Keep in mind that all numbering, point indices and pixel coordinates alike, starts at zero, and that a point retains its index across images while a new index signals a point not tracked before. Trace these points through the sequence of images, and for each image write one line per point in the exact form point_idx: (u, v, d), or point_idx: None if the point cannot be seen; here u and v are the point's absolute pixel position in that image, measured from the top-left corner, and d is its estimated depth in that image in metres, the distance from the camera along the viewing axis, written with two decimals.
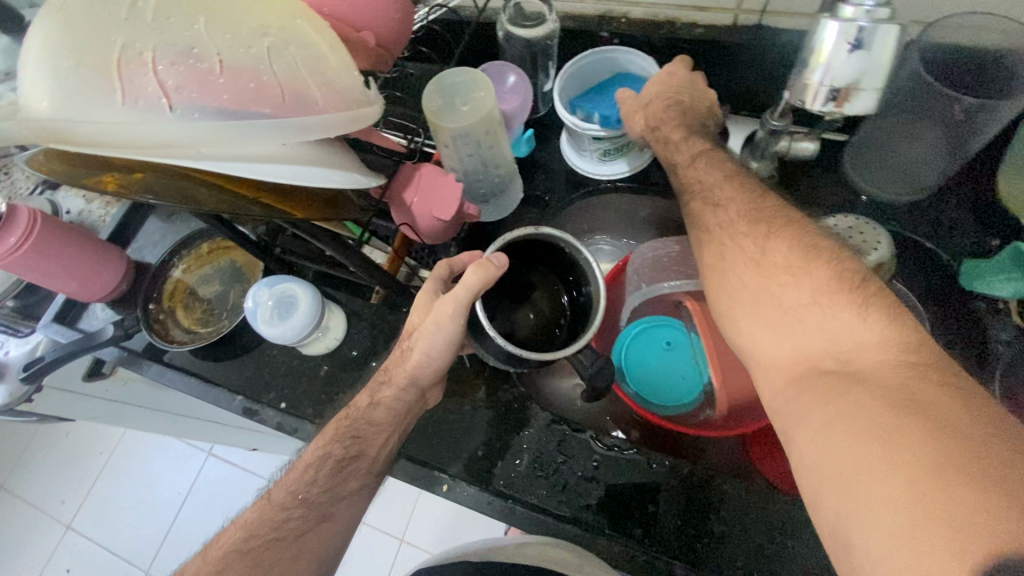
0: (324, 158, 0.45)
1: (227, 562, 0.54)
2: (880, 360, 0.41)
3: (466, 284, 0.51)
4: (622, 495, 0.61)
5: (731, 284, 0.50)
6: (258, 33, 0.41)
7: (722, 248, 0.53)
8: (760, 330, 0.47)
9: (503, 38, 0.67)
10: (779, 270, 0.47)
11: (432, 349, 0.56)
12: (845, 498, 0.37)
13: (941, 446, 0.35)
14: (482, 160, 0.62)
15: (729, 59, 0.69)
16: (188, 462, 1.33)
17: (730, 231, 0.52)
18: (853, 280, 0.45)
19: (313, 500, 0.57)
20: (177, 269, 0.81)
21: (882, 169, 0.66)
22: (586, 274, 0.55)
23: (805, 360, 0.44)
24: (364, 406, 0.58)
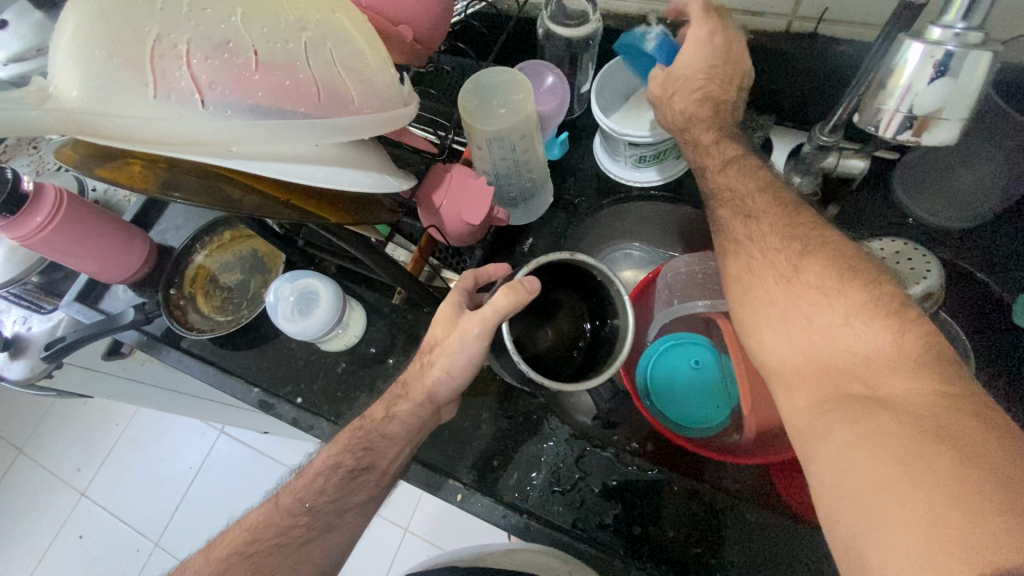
0: (357, 160, 0.43)
1: (229, 564, 0.55)
2: (916, 389, 0.39)
3: (496, 305, 0.50)
4: (641, 519, 0.60)
5: (758, 299, 0.48)
6: (297, 27, 0.39)
7: (750, 265, 0.50)
8: (787, 349, 0.45)
9: (543, 35, 0.64)
10: (812, 289, 0.45)
11: (452, 367, 0.55)
12: (861, 518, 0.35)
13: (966, 475, 0.33)
14: (515, 164, 0.60)
15: (778, 67, 0.65)
16: (200, 440, 1.34)
17: (762, 246, 0.49)
18: (891, 307, 0.42)
19: (318, 512, 0.56)
20: (199, 254, 0.81)
21: (937, 194, 0.63)
22: (614, 307, 0.53)
23: (828, 380, 0.42)
24: (378, 419, 0.57)
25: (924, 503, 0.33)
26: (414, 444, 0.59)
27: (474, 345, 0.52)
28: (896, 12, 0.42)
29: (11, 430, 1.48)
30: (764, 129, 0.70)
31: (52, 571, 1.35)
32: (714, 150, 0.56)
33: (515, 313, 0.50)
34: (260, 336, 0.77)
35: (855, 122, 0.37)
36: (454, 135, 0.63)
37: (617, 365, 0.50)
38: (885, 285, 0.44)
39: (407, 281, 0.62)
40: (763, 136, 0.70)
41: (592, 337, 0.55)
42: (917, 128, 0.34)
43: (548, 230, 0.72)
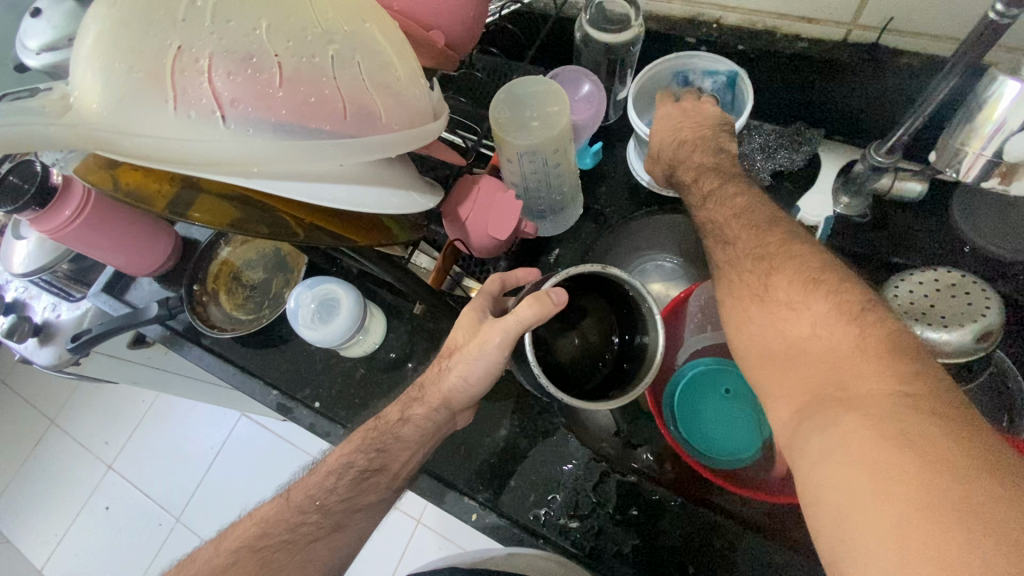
0: (381, 176, 0.41)
1: (238, 557, 0.53)
2: (879, 391, 0.34)
3: (520, 316, 0.47)
4: (660, 550, 0.58)
5: (739, 318, 0.44)
6: (324, 40, 0.37)
7: (728, 283, 0.46)
8: (766, 368, 0.41)
9: (581, 39, 0.61)
10: (781, 304, 0.41)
11: (470, 375, 0.52)
12: (837, 531, 0.32)
13: (936, 487, 0.29)
14: (546, 177, 0.57)
15: (834, 79, 0.61)
16: (219, 425, 1.35)
17: (736, 270, 0.45)
18: (853, 311, 0.38)
19: (329, 510, 0.54)
20: (223, 249, 0.80)
21: (998, 222, 0.59)
22: (643, 320, 0.49)
23: (805, 387, 0.38)
24: (392, 421, 0.55)
25: (893, 518, 0.30)
26: (427, 448, 0.57)
27: (497, 356, 0.50)
28: (973, 34, 0.38)
29: (44, 402, 1.53)
30: (813, 145, 0.65)
31: (81, 537, 1.39)
32: (693, 188, 0.53)
33: (539, 323, 0.47)
34: (280, 337, 0.76)
35: (932, 163, 0.39)
36: (482, 141, 0.61)
37: (645, 384, 0.46)
38: (854, 289, 0.39)
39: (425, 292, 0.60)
40: (811, 150, 0.65)
41: (620, 351, 0.52)
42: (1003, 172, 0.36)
43: (576, 240, 0.70)
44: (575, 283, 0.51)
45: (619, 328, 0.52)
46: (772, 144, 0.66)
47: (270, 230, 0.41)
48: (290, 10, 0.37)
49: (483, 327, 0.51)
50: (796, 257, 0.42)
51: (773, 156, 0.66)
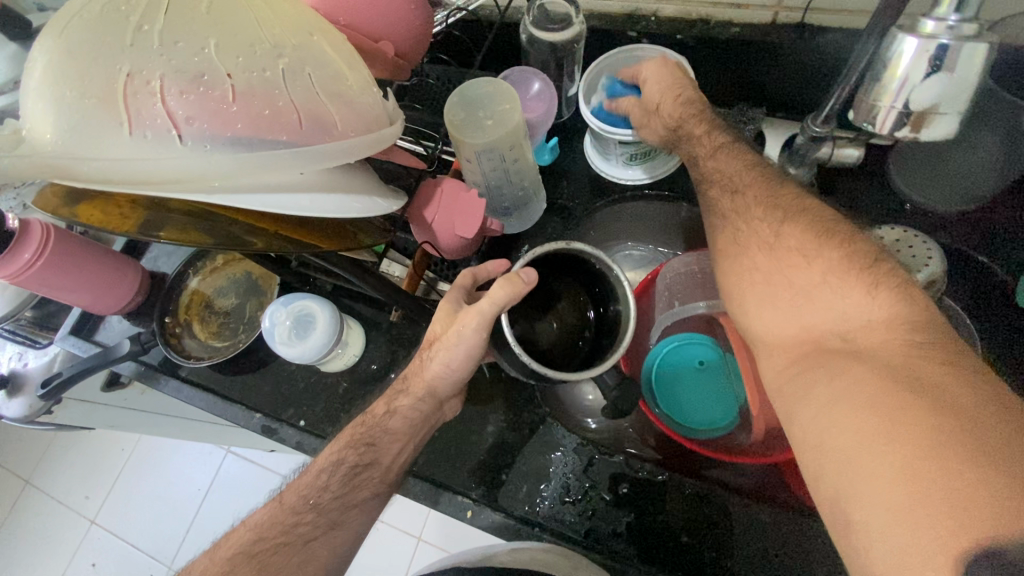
0: (341, 182, 0.42)
1: (234, 564, 0.51)
2: (889, 340, 0.38)
3: (494, 299, 0.48)
4: (653, 524, 0.59)
5: (745, 268, 0.47)
6: (273, 54, 0.38)
7: (736, 232, 0.49)
8: (773, 320, 0.44)
9: (526, 41, 0.63)
10: (792, 254, 0.44)
11: (451, 361, 0.53)
12: (843, 469, 0.35)
13: (939, 425, 0.32)
14: (506, 174, 0.58)
15: (770, 59, 0.64)
16: (205, 466, 1.32)
17: (747, 217, 0.49)
18: (865, 261, 0.42)
19: (325, 506, 0.53)
20: (193, 279, 0.80)
21: (933, 178, 0.62)
22: (613, 291, 0.51)
23: (811, 336, 0.41)
24: (380, 414, 0.56)
25: (898, 454, 0.32)
26: (417, 440, 0.58)
27: (477, 339, 0.51)
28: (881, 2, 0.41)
29: (17, 461, 1.47)
30: (756, 122, 0.69)
31: None
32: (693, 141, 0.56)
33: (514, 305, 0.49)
34: (258, 360, 0.76)
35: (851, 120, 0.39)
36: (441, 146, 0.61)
37: (622, 350, 0.49)
38: (863, 245, 0.43)
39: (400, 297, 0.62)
40: (756, 128, 0.69)
41: (597, 326, 0.53)
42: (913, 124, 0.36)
43: (543, 236, 0.71)
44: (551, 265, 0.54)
45: (592, 302, 0.54)
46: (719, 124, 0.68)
47: (222, 241, 0.40)
48: (238, 24, 0.38)
49: (459, 314, 0.52)
50: (808, 210, 0.46)
51: None
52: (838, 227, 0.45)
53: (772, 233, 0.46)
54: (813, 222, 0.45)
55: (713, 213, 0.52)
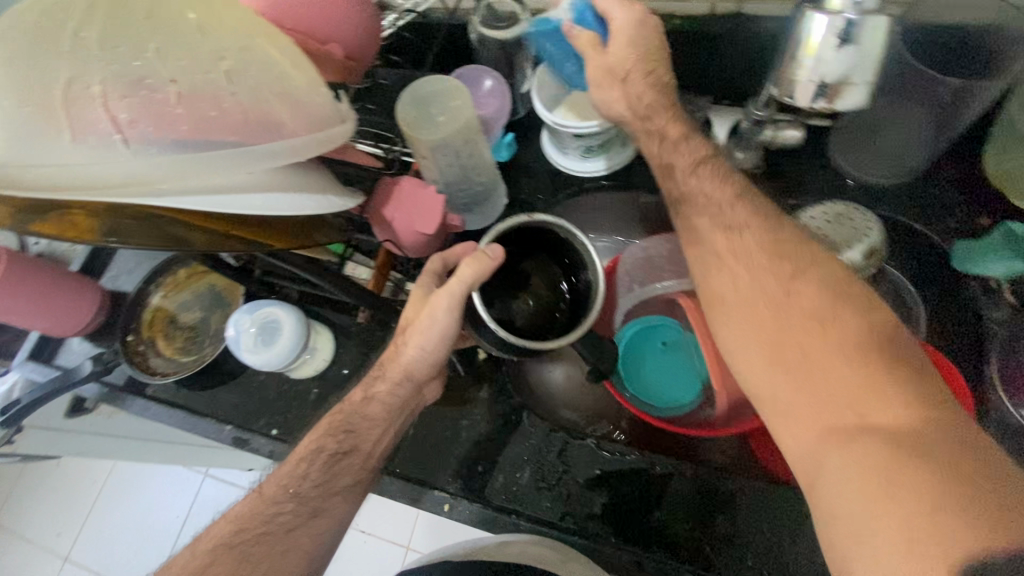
0: (293, 182, 0.43)
1: (216, 557, 0.52)
2: (898, 410, 0.39)
3: (461, 277, 0.49)
4: (626, 502, 0.60)
5: (751, 323, 0.46)
6: (215, 56, 0.38)
7: (737, 281, 0.48)
8: (782, 384, 0.44)
9: (476, 40, 0.65)
10: (806, 318, 0.44)
11: (426, 343, 0.53)
12: (861, 548, 0.36)
13: (953, 507, 0.34)
14: (463, 170, 0.59)
15: (712, 48, 0.67)
16: (180, 494, 1.28)
17: (750, 267, 0.48)
18: (872, 331, 0.43)
19: (304, 496, 0.54)
20: (154, 295, 0.78)
21: (871, 154, 0.65)
22: (581, 258, 0.52)
23: (822, 405, 0.41)
24: (357, 401, 0.55)
25: (916, 539, 0.34)
26: (397, 426, 0.58)
27: (448, 319, 0.51)
28: None
29: None
30: (703, 111, 0.71)
31: None
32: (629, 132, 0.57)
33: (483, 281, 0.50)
34: (226, 372, 0.75)
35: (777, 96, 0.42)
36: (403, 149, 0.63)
37: (596, 312, 0.50)
38: (867, 310, 0.44)
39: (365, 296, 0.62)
40: (704, 116, 0.71)
41: (572, 296, 0.54)
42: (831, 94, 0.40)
43: None
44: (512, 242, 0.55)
45: (564, 274, 0.55)
46: None
47: (161, 238, 0.39)
48: (178, 21, 0.38)
49: (431, 297, 0.52)
50: (813, 266, 0.47)
51: None
52: (840, 278, 0.46)
53: (781, 292, 0.46)
54: (814, 271, 0.46)
55: (700, 242, 0.51)
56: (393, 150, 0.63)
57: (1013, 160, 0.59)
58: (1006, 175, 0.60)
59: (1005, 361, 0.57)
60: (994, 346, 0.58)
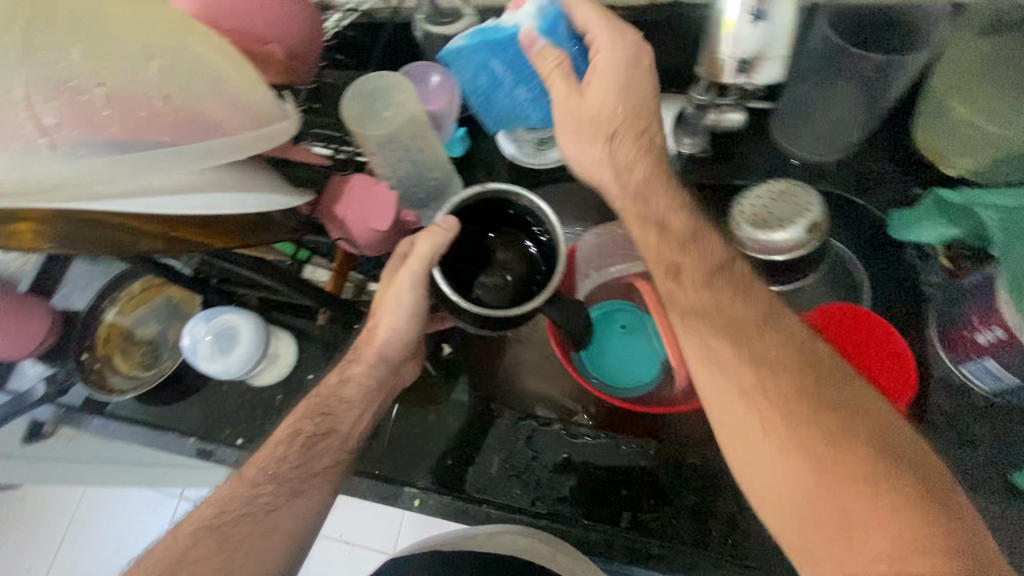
0: (236, 181, 0.43)
1: (199, 537, 0.50)
2: (916, 545, 0.38)
3: (420, 252, 0.51)
4: (594, 483, 0.61)
5: (785, 471, 0.42)
6: (144, 56, 0.38)
7: (770, 430, 0.43)
8: (796, 514, 0.42)
9: (421, 38, 0.65)
10: (856, 484, 0.40)
11: (398, 324, 0.55)
12: None
13: None
14: (415, 167, 0.59)
15: (654, 37, 0.68)
16: (146, 522, 1.20)
17: (784, 415, 0.43)
18: (882, 448, 0.41)
19: (283, 475, 0.53)
20: (108, 312, 0.76)
21: (810, 133, 0.67)
22: (543, 224, 0.52)
23: (838, 538, 0.40)
24: (333, 384, 0.56)
25: None
26: (376, 406, 0.58)
27: (414, 298, 0.53)
28: None
29: None
30: None
31: None
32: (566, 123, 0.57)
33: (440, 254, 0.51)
34: (188, 384, 0.73)
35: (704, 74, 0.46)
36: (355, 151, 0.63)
37: (559, 274, 0.50)
38: (874, 421, 0.42)
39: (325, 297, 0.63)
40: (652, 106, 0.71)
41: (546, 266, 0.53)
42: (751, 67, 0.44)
43: None
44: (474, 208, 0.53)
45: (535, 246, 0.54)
46: None
47: (111, 245, 0.40)
48: (102, 18, 0.37)
49: (397, 275, 0.54)
50: (815, 372, 0.44)
51: None
52: (845, 387, 0.44)
53: (787, 404, 0.43)
54: (818, 380, 0.44)
55: (718, 367, 0.46)
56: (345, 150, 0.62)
57: (935, 135, 0.61)
58: (931, 143, 0.62)
59: (942, 322, 0.59)
60: (931, 309, 0.61)
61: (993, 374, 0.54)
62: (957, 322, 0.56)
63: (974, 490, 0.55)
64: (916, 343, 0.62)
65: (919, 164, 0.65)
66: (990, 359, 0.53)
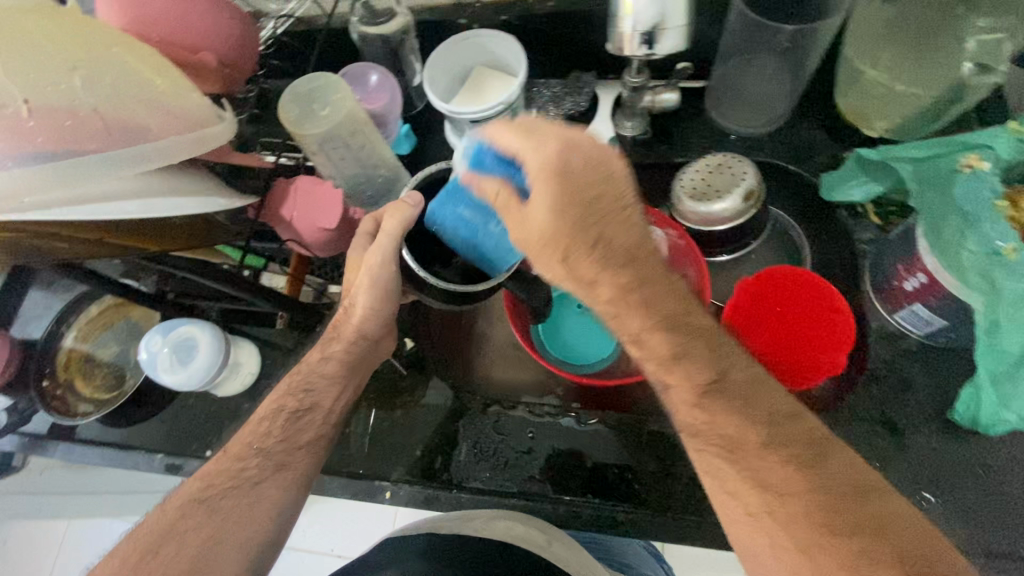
0: (171, 186, 0.43)
1: (185, 510, 0.50)
2: None
3: (386, 231, 0.51)
4: (560, 459, 0.63)
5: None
6: (67, 66, 0.38)
7: (778, 552, 0.39)
8: None
9: (359, 39, 0.67)
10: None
11: (371, 303, 0.55)
12: None
13: None
14: (358, 162, 0.60)
15: (586, 26, 0.71)
16: (85, 557, 1.16)
17: (794, 534, 0.38)
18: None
19: (271, 450, 0.53)
20: (68, 337, 0.75)
21: (741, 107, 0.70)
22: None
23: None
24: (314, 360, 0.56)
25: None
26: (351, 385, 0.59)
27: (386, 275, 0.53)
28: None
29: None
30: (590, 86, 0.74)
31: None
32: None
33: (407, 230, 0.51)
34: (152, 402, 0.73)
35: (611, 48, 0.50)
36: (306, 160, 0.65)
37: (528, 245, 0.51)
38: (888, 540, 0.37)
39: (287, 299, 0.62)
40: (591, 92, 0.74)
41: None
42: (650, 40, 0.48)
43: None
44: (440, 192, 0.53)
45: None
46: (558, 94, 0.74)
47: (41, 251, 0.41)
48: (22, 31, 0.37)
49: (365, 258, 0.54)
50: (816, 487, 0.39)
51: (563, 102, 0.74)
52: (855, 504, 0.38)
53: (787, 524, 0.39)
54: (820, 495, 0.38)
55: (719, 478, 0.42)
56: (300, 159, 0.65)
57: (855, 101, 0.64)
58: (852, 109, 0.65)
59: (874, 275, 0.62)
60: (865, 264, 0.64)
61: (923, 319, 0.56)
62: (886, 273, 0.59)
63: (916, 433, 0.57)
64: (854, 300, 0.65)
65: (846, 131, 0.67)
66: (918, 305, 0.55)
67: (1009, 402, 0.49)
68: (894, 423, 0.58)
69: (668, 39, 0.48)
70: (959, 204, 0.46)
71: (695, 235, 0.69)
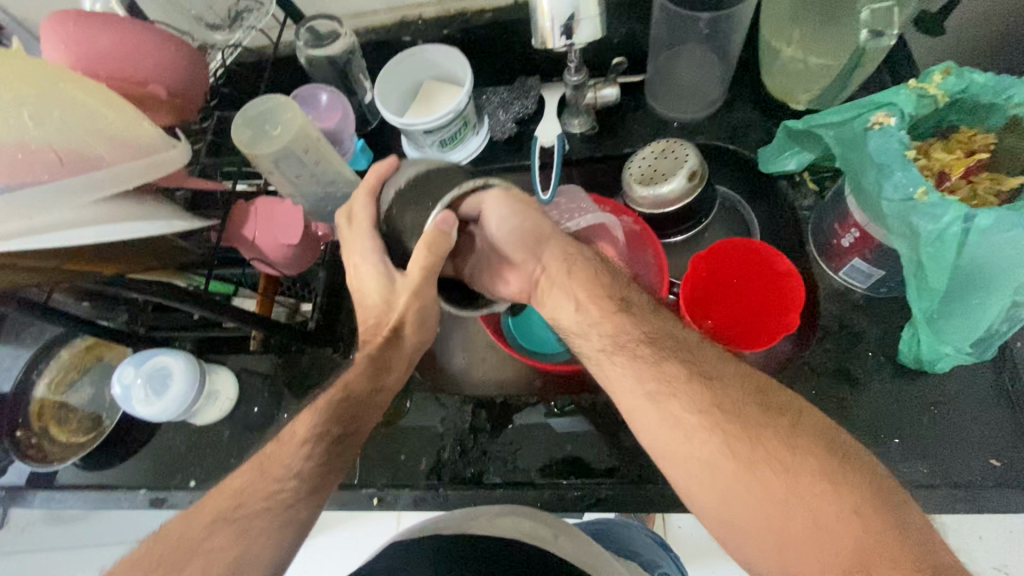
0: (131, 212, 0.45)
1: (214, 528, 0.49)
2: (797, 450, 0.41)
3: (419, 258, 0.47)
4: (541, 444, 0.65)
5: (725, 468, 0.42)
6: (15, 104, 0.39)
7: (729, 450, 0.42)
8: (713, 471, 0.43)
9: (307, 63, 0.70)
10: (815, 478, 0.40)
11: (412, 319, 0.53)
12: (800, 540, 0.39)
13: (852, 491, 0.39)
14: (317, 179, 0.62)
15: (525, 32, 0.74)
16: None
17: (713, 418, 0.44)
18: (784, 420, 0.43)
19: (307, 473, 0.51)
20: (39, 386, 0.75)
21: (677, 95, 0.74)
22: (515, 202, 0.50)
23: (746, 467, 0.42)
24: (367, 392, 0.54)
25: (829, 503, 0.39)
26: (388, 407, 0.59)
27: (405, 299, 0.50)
28: None
29: None
30: (536, 88, 0.77)
31: None
32: None
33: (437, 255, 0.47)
34: (131, 439, 0.72)
35: (536, 43, 0.54)
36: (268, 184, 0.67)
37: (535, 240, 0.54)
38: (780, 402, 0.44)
39: (274, 327, 0.61)
40: (537, 93, 0.76)
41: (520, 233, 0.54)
42: (569, 30, 0.51)
43: None
44: (401, 198, 0.50)
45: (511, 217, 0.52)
46: (507, 98, 0.77)
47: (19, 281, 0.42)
48: None
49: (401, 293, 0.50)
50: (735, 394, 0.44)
51: (512, 104, 0.76)
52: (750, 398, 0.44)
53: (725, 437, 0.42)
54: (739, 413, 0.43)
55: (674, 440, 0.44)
56: (263, 184, 0.67)
57: (779, 77, 0.68)
58: (777, 87, 0.69)
59: (817, 236, 0.65)
60: (808, 227, 0.67)
61: (864, 272, 0.60)
62: (828, 233, 0.63)
63: (873, 379, 0.60)
64: (802, 264, 0.68)
65: (777, 107, 0.72)
66: (857, 260, 0.59)
67: (942, 335, 0.54)
68: (849, 371, 0.61)
69: (585, 29, 0.51)
70: (873, 156, 0.50)
71: (648, 219, 0.72)
